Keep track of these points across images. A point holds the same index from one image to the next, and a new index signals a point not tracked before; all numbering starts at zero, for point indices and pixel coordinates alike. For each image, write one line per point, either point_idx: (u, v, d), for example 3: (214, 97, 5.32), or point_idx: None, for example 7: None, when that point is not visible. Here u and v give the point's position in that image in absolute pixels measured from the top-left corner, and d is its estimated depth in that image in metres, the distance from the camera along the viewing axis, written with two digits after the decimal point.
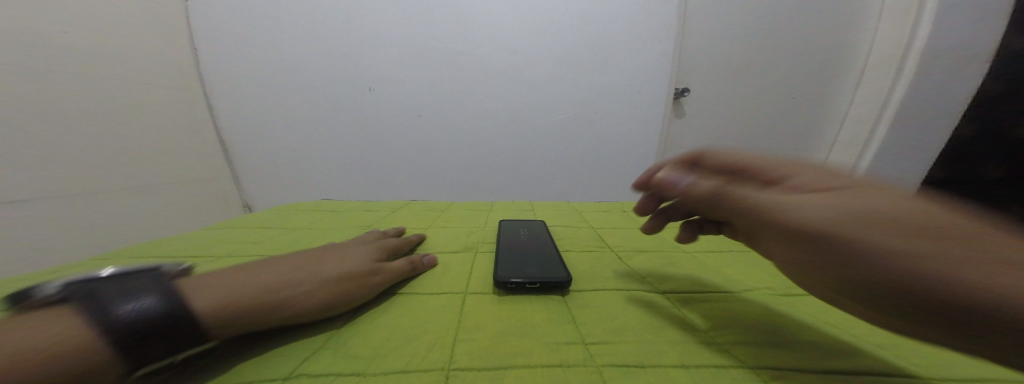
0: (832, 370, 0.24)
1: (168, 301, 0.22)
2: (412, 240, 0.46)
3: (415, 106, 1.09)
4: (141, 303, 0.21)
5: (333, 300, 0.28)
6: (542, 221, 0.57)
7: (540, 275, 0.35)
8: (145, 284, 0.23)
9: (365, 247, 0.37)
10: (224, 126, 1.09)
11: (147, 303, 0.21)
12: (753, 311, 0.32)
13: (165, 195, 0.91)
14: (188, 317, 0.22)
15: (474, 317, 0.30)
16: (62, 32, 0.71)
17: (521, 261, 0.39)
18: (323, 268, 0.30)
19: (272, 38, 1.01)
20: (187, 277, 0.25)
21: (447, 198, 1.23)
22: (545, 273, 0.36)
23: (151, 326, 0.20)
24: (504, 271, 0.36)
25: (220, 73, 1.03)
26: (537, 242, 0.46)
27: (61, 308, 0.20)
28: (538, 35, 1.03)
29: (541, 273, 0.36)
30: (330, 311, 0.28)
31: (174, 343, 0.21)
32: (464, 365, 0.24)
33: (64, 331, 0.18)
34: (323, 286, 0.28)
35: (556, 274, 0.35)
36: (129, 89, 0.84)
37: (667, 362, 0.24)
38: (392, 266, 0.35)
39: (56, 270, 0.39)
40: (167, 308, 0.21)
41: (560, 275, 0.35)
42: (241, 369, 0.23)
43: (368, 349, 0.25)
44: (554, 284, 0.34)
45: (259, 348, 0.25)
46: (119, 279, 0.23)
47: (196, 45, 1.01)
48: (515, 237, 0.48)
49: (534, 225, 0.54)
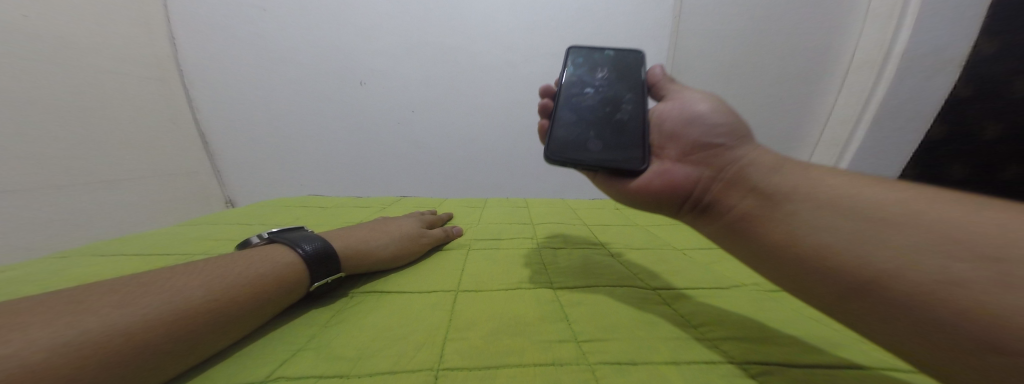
0: (819, 364, 0.23)
1: (171, 301, 0.21)
2: (443, 217, 0.56)
3: (409, 100, 1.06)
4: (305, 247, 0.32)
5: (392, 259, 0.38)
6: (634, 55, 0.43)
7: (602, 160, 0.36)
8: (308, 235, 0.34)
9: (411, 220, 0.47)
10: (204, 120, 1.03)
11: (309, 248, 0.32)
12: (743, 305, 0.32)
13: (140, 190, 0.87)
14: (334, 254, 0.33)
15: (466, 315, 0.29)
16: (20, 16, 0.65)
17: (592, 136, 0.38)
18: (398, 233, 0.41)
19: (254, 28, 0.96)
20: (170, 270, 0.24)
21: (442, 195, 1.21)
22: (615, 158, 0.35)
23: (308, 261, 0.31)
24: (562, 149, 0.37)
25: (198, 65, 0.97)
26: (632, 112, 0.38)
27: (49, 310, 0.18)
28: (535, 31, 1.02)
29: (603, 157, 0.36)
30: (390, 266, 0.38)
31: (317, 274, 0.31)
32: (453, 365, 0.23)
33: (55, 332, 0.17)
34: (386, 249, 0.38)
35: (626, 162, 0.34)
36: (99, 80, 0.79)
37: (658, 359, 0.24)
38: (434, 233, 0.45)
39: (6, 270, 0.36)
40: (324, 249, 0.32)
41: (631, 163, 0.34)
42: (218, 372, 0.22)
43: (352, 350, 0.24)
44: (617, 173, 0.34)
45: (233, 350, 0.24)
46: (247, 251, 0.29)
47: (174, 35, 0.95)
48: (592, 96, 0.41)
49: (637, 69, 0.42)
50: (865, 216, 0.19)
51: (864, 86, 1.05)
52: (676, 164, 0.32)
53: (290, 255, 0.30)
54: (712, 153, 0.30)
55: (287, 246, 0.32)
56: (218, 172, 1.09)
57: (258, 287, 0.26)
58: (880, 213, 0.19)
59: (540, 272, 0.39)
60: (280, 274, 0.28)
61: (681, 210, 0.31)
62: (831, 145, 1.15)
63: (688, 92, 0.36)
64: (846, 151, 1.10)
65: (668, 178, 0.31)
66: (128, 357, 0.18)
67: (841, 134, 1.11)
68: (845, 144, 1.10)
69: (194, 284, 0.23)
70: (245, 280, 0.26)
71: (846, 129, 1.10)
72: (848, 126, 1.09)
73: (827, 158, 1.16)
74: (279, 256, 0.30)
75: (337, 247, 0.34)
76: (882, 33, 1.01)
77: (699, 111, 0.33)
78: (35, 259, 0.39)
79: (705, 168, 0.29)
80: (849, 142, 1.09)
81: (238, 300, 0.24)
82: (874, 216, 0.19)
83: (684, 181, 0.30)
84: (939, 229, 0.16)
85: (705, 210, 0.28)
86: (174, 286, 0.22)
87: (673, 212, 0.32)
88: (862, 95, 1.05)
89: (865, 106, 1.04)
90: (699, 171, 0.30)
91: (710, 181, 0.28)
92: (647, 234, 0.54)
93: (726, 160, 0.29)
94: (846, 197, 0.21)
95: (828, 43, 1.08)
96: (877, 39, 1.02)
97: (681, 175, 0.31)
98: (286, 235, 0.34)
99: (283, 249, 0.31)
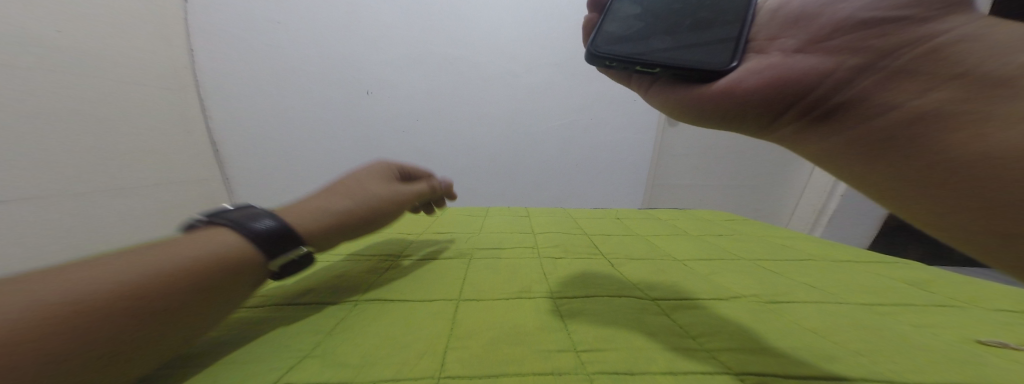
0: (812, 375, 0.23)
1: (120, 281, 0.20)
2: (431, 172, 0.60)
3: (414, 109, 1.09)
4: (258, 225, 0.30)
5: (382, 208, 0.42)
6: None
7: (669, 58, 0.31)
8: (255, 212, 0.32)
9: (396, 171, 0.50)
10: (216, 129, 1.06)
11: (265, 226, 0.30)
12: (741, 316, 0.32)
13: (157, 196, 0.89)
14: (294, 233, 0.32)
15: (468, 323, 0.30)
16: (69, 32, 0.69)
17: (653, 29, 0.34)
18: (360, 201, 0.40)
19: (268, 40, 0.99)
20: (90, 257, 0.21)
21: (445, 204, 1.22)
22: (686, 59, 0.31)
23: (265, 241, 0.29)
24: (612, 43, 0.35)
25: (215, 76, 1.02)
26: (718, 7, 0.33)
27: None
28: (537, 44, 1.05)
29: (670, 54, 0.32)
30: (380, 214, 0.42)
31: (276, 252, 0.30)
32: (454, 373, 0.23)
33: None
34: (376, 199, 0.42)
35: (706, 65, 0.30)
36: (122, 90, 0.82)
37: (656, 369, 0.24)
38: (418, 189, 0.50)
39: None
40: (281, 227, 0.31)
41: (711, 64, 0.30)
42: (225, 375, 0.23)
43: (357, 357, 0.25)
44: (685, 74, 0.31)
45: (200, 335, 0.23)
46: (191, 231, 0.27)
47: (193, 46, 0.99)
48: None
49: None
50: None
51: None
52: (793, 57, 0.27)
53: (244, 234, 0.29)
54: (871, 34, 0.23)
55: (236, 224, 0.30)
56: (226, 180, 1.12)
57: (219, 268, 0.25)
58: None
59: (540, 281, 0.39)
60: (234, 253, 0.27)
61: (786, 111, 0.27)
62: None
63: None
64: None
65: (774, 76, 0.27)
66: (88, 337, 0.17)
67: None
68: None
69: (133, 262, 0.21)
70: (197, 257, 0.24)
71: None
72: None
73: None
74: (232, 237, 0.28)
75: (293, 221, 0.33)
76: None
77: None
78: None
79: (851, 54, 0.24)
80: None
81: (202, 278, 0.23)
82: None
83: (807, 74, 0.25)
84: None
85: (832, 108, 0.24)
86: (115, 267, 0.20)
87: (771, 117, 0.28)
88: None
89: None
90: (837, 60, 0.24)
91: (853, 72, 0.23)
92: (648, 244, 0.55)
93: (896, 41, 0.22)
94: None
95: None
96: None
97: (806, 67, 0.26)
98: (229, 214, 0.31)
99: (231, 229, 0.29)
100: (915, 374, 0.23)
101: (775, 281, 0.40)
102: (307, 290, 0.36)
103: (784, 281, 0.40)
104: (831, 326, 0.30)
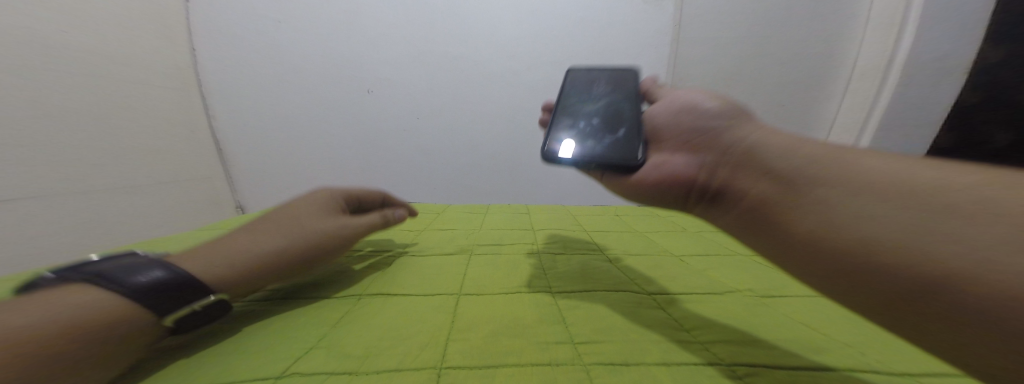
0: (803, 366, 0.24)
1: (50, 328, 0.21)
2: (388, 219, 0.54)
3: (414, 107, 1.10)
4: (148, 274, 0.28)
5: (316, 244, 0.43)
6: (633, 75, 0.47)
7: (599, 155, 0.36)
8: (141, 262, 0.29)
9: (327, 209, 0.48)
10: (221, 129, 1.08)
11: (158, 273, 0.28)
12: (735, 310, 0.32)
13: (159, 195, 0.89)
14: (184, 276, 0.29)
15: (468, 317, 0.30)
16: (59, 32, 0.70)
17: (584, 135, 0.39)
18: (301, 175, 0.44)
19: (271, 40, 1.00)
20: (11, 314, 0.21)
21: (449, 201, 1.23)
22: (612, 155, 0.36)
23: (140, 293, 0.26)
24: (562, 146, 0.38)
25: (220, 76, 1.03)
26: (631, 116, 0.40)
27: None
28: (536, 43, 1.05)
29: (601, 152, 0.36)
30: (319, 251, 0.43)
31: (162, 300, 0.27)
32: (456, 364, 0.24)
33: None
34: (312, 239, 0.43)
35: (625, 158, 0.35)
36: (126, 91, 0.83)
37: (651, 360, 0.25)
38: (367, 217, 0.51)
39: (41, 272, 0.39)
40: (172, 277, 0.29)
41: (630, 157, 0.35)
42: (237, 364, 0.24)
43: (362, 348, 0.26)
44: (613, 168, 0.35)
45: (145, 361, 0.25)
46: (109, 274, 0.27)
47: (195, 46, 1.00)
48: (584, 103, 0.44)
49: (631, 84, 0.45)
50: (861, 188, 0.18)
51: None
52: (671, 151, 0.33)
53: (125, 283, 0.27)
54: (709, 136, 0.30)
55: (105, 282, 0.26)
56: (231, 178, 1.13)
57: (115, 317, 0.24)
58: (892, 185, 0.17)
59: (539, 276, 0.40)
60: (120, 307, 0.25)
61: (688, 197, 0.30)
62: None
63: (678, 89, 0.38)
64: None
65: (667, 172, 0.32)
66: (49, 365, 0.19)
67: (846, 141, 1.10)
68: None
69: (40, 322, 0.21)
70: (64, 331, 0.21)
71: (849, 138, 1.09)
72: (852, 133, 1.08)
73: None
74: (100, 293, 0.25)
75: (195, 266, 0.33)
76: None
77: (692, 98, 0.35)
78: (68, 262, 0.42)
79: (705, 152, 0.29)
80: None
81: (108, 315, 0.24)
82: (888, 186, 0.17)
83: (685, 170, 0.30)
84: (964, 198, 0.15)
85: (712, 195, 0.28)
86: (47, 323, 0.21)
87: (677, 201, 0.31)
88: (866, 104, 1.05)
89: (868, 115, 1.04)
90: (700, 157, 0.30)
91: (712, 168, 0.28)
92: (647, 241, 0.55)
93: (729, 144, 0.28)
94: (862, 173, 0.19)
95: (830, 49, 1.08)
96: None
97: (684, 162, 0.31)
98: (99, 265, 0.28)
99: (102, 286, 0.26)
100: (903, 364, 0.24)
101: (771, 276, 0.41)
102: (313, 284, 0.37)
103: (781, 276, 0.41)
104: (824, 319, 0.31)
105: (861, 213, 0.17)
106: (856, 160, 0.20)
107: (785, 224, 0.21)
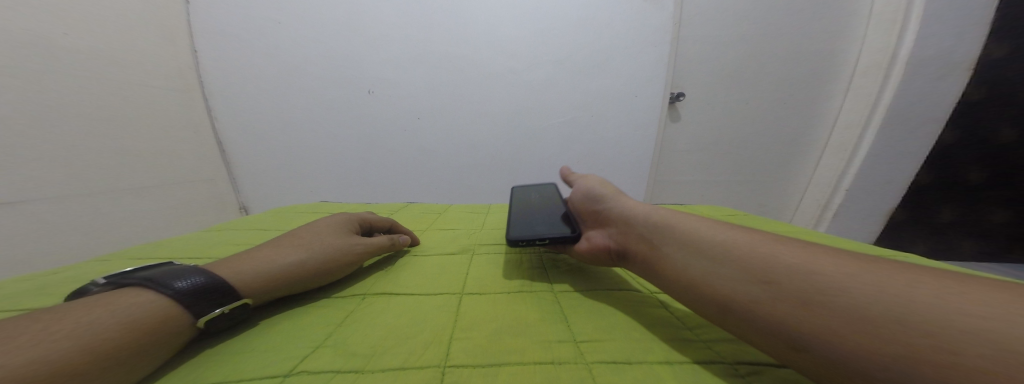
0: None
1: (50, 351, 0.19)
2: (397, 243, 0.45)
3: (415, 107, 1.10)
4: (182, 282, 0.26)
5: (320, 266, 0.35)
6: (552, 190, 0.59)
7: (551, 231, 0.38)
8: (182, 268, 0.28)
9: (337, 224, 0.41)
10: (223, 130, 1.08)
11: (190, 282, 0.27)
12: None
13: (164, 197, 0.90)
14: (221, 286, 0.28)
15: (471, 317, 0.31)
16: (61, 34, 0.70)
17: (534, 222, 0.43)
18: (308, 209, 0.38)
19: (271, 40, 1.01)
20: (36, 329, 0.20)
21: (448, 201, 1.24)
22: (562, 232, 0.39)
23: (180, 301, 0.25)
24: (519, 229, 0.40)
25: (221, 77, 1.03)
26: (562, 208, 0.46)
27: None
28: (535, 42, 1.05)
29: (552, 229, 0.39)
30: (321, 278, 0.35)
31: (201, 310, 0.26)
32: (459, 363, 0.24)
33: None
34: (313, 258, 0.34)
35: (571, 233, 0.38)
36: (129, 93, 0.84)
37: (653, 359, 0.25)
38: (376, 241, 0.42)
39: (50, 274, 0.39)
40: (208, 284, 0.27)
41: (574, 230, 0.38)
42: (246, 364, 0.24)
43: (366, 347, 0.26)
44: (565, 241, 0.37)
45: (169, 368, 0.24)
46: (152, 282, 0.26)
47: (196, 47, 1.00)
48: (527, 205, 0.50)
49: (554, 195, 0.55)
50: (723, 260, 0.24)
51: (870, 91, 1.04)
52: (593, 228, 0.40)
53: (154, 296, 0.25)
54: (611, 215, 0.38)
55: (150, 288, 0.25)
56: (234, 179, 1.13)
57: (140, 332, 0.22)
58: (739, 261, 0.23)
59: (541, 276, 0.40)
60: (148, 317, 0.23)
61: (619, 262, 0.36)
62: (839, 150, 1.13)
63: (583, 179, 0.49)
64: (854, 156, 1.08)
65: (598, 243, 0.37)
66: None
67: (848, 138, 1.10)
68: (852, 150, 1.08)
69: (61, 338, 0.19)
70: (73, 351, 0.19)
71: (852, 135, 1.08)
72: (855, 131, 1.07)
73: (835, 162, 1.14)
74: (139, 303, 0.24)
75: (229, 273, 0.30)
76: (886, 38, 1.01)
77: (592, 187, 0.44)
78: (76, 263, 0.42)
79: (614, 229, 0.36)
80: (858, 147, 1.07)
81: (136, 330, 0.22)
82: (739, 261, 0.23)
83: (607, 242, 0.37)
84: (803, 270, 0.20)
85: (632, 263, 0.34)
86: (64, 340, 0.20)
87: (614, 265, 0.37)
88: (868, 101, 1.04)
89: (871, 111, 1.03)
90: (614, 232, 0.36)
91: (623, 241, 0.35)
92: None
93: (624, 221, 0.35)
94: (716, 244, 0.26)
95: (832, 46, 1.07)
96: (883, 43, 1.01)
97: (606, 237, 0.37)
98: (138, 275, 0.27)
99: (145, 293, 0.25)
100: None
101: None
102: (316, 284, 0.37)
103: None
104: None
105: (726, 280, 0.23)
106: (707, 234, 0.27)
107: (695, 296, 0.25)
